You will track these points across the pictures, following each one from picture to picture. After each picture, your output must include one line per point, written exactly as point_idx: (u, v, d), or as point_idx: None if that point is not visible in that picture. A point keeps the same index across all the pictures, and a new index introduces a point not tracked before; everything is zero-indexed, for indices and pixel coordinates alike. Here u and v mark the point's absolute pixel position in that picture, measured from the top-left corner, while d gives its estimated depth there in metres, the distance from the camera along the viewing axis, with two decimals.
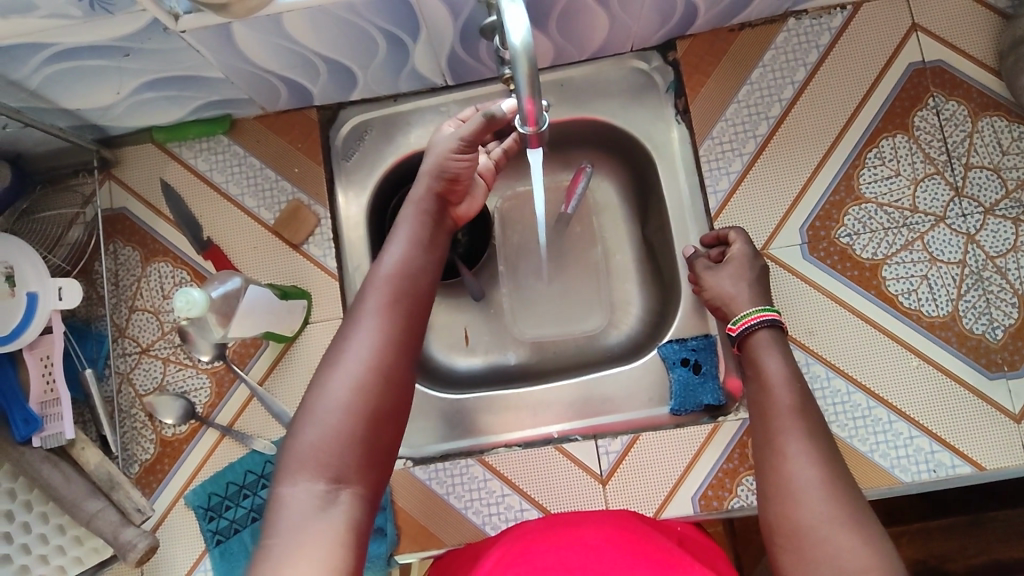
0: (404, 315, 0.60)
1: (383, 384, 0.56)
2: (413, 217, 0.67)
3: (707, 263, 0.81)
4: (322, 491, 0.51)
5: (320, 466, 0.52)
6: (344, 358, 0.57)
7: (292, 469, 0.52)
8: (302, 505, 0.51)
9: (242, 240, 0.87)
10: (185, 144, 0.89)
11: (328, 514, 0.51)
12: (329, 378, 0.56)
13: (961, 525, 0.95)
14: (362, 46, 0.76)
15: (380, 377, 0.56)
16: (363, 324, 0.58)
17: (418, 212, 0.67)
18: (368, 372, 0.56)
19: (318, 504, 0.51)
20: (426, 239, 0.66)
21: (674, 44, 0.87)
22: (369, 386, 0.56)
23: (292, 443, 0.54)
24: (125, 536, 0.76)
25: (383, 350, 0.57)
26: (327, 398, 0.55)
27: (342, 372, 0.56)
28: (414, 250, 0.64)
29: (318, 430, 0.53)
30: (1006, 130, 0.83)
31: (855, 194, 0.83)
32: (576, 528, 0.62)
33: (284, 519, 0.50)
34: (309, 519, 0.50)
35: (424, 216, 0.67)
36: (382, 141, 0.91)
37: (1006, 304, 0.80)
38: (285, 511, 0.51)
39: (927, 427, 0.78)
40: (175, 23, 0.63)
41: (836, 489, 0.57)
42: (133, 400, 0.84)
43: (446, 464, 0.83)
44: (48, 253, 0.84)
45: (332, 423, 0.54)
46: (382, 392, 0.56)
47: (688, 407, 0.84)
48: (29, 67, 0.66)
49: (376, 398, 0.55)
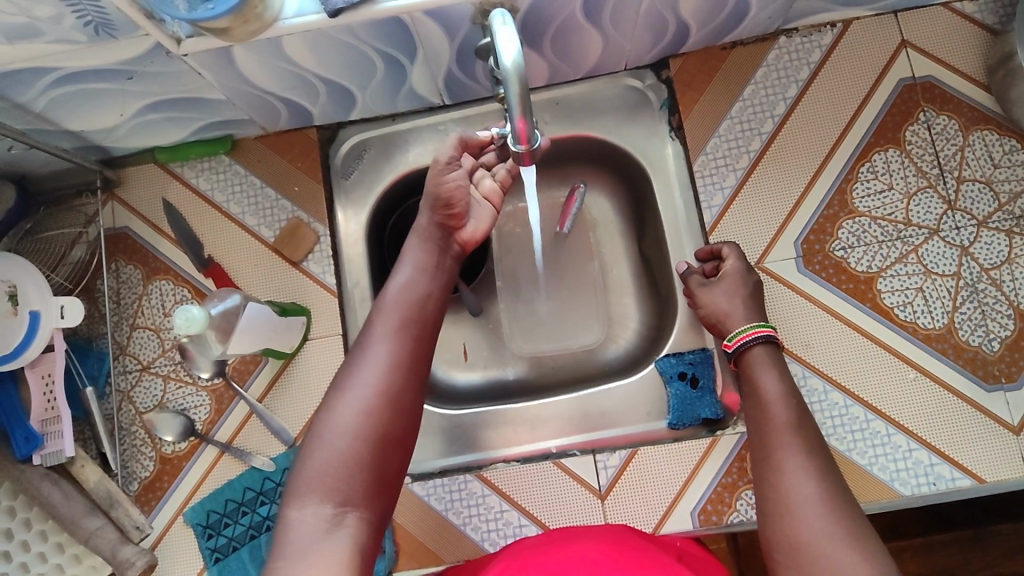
0: (412, 341, 0.61)
1: (390, 409, 0.57)
2: (417, 246, 0.68)
3: (701, 279, 0.82)
4: (330, 514, 0.52)
5: (328, 486, 0.53)
6: (352, 383, 0.58)
7: (300, 491, 0.53)
8: (308, 528, 0.51)
9: (243, 258, 0.88)
10: (187, 164, 0.90)
11: (334, 537, 0.51)
12: (338, 403, 0.57)
13: (965, 540, 0.95)
14: (361, 68, 0.77)
15: (387, 402, 0.57)
16: (371, 350, 0.59)
17: (423, 237, 0.69)
18: (376, 396, 0.57)
19: (324, 527, 0.51)
20: (431, 266, 0.68)
21: (668, 62, 0.89)
22: (377, 410, 0.56)
23: (301, 466, 0.54)
24: (124, 553, 0.78)
25: (390, 374, 0.58)
26: (336, 422, 0.55)
27: (351, 397, 0.57)
28: (420, 277, 0.66)
29: (328, 453, 0.54)
30: (998, 144, 0.84)
31: (848, 208, 0.84)
32: (574, 544, 0.62)
33: (290, 543, 0.50)
34: (317, 541, 0.50)
35: (432, 245, 0.69)
36: (381, 159, 0.92)
37: (1002, 316, 0.80)
38: (291, 534, 0.51)
39: (926, 440, 0.78)
40: (177, 47, 0.65)
41: (834, 505, 0.58)
42: (133, 418, 0.85)
43: (445, 480, 0.82)
44: (50, 271, 0.85)
45: (340, 446, 0.54)
46: (390, 416, 0.57)
47: (686, 421, 0.83)
48: (34, 90, 0.68)
49: (384, 422, 0.56)
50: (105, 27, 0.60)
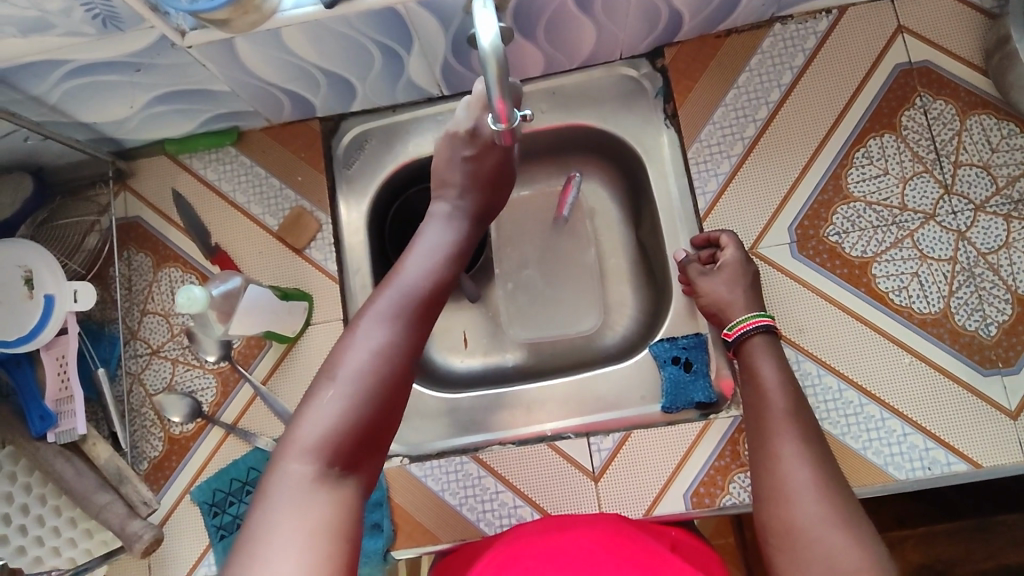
0: (420, 311, 0.62)
1: (394, 371, 0.58)
2: (444, 233, 0.69)
3: (700, 267, 0.82)
4: (321, 471, 0.53)
5: (325, 445, 0.54)
6: (360, 342, 0.58)
7: (296, 444, 0.54)
8: (299, 483, 0.52)
9: (249, 245, 0.90)
10: (196, 156, 0.93)
11: (324, 494, 0.52)
12: (343, 360, 0.57)
13: (967, 530, 0.94)
14: (359, 59, 0.79)
15: (391, 366, 0.58)
16: (383, 320, 0.60)
17: (448, 226, 0.71)
18: (380, 360, 0.58)
19: (315, 486, 0.52)
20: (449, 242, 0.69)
21: (662, 52, 0.90)
22: (380, 373, 0.57)
23: (301, 419, 0.55)
24: (131, 527, 0.79)
25: (398, 345, 0.59)
26: (339, 379, 0.56)
27: (357, 355, 0.58)
28: (441, 261, 0.66)
29: (328, 414, 0.55)
30: (995, 128, 0.83)
31: (843, 193, 0.84)
32: (569, 532, 0.63)
33: (281, 493, 0.52)
34: (307, 496, 0.51)
35: (456, 236, 0.70)
36: (382, 150, 0.95)
37: (999, 300, 0.80)
38: (283, 485, 0.52)
39: (920, 424, 0.78)
40: (182, 39, 0.68)
41: (831, 492, 0.58)
42: (144, 400, 0.88)
43: (441, 462, 0.84)
44: (66, 259, 0.88)
45: (339, 405, 0.55)
46: (392, 381, 0.58)
47: (680, 405, 0.84)
48: (48, 82, 0.71)
49: (385, 387, 0.57)
50: (112, 20, 0.62)
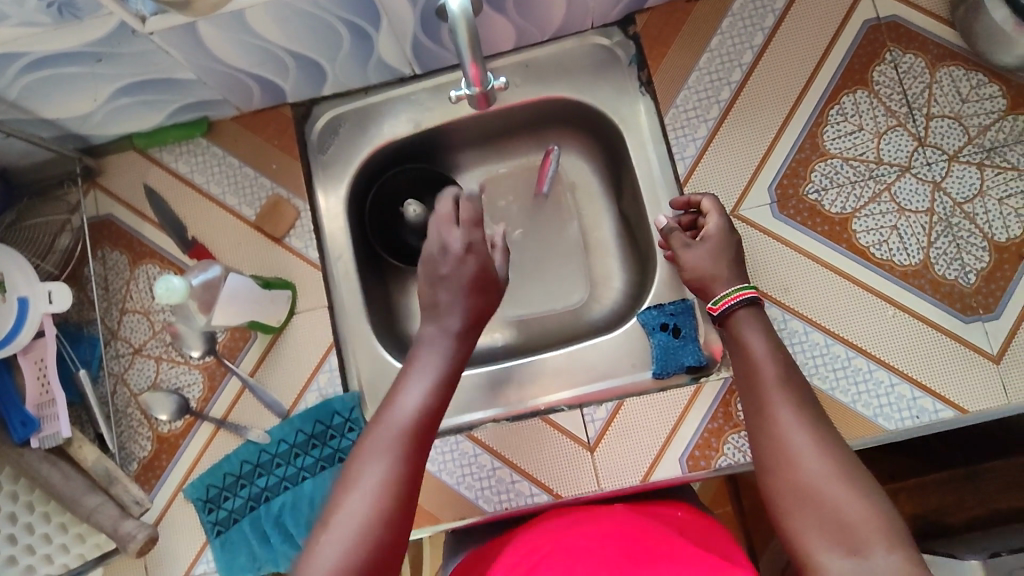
0: (423, 434, 0.59)
1: (400, 501, 0.54)
2: (442, 342, 0.65)
3: (684, 239, 0.80)
4: None
5: None
6: (363, 477, 0.55)
7: None
8: None
9: (227, 237, 0.89)
10: (166, 149, 0.91)
11: None
12: (347, 499, 0.54)
13: (958, 479, 0.95)
14: (327, 39, 0.78)
15: (397, 496, 0.54)
16: (385, 450, 0.56)
17: (445, 333, 0.66)
18: (385, 491, 0.54)
19: None
20: (446, 352, 0.65)
21: (633, 19, 0.89)
22: (386, 507, 0.54)
23: (306, 563, 0.52)
24: (124, 528, 0.79)
25: (402, 473, 0.55)
26: (343, 520, 0.53)
27: (360, 490, 0.54)
28: (441, 376, 0.63)
29: (333, 555, 0.51)
30: (964, 78, 0.84)
31: (820, 150, 0.84)
32: (576, 528, 0.63)
33: None
34: None
35: (455, 344, 0.65)
36: (356, 133, 0.94)
37: (977, 248, 0.81)
38: None
39: (907, 374, 0.79)
40: (143, 25, 0.66)
41: (825, 439, 0.59)
42: (128, 400, 0.86)
43: (436, 442, 0.84)
44: (39, 261, 0.87)
45: (345, 543, 0.52)
46: (399, 511, 0.54)
47: (671, 369, 0.84)
48: (5, 77, 0.69)
49: (392, 516, 0.53)
50: (68, 7, 0.61)
